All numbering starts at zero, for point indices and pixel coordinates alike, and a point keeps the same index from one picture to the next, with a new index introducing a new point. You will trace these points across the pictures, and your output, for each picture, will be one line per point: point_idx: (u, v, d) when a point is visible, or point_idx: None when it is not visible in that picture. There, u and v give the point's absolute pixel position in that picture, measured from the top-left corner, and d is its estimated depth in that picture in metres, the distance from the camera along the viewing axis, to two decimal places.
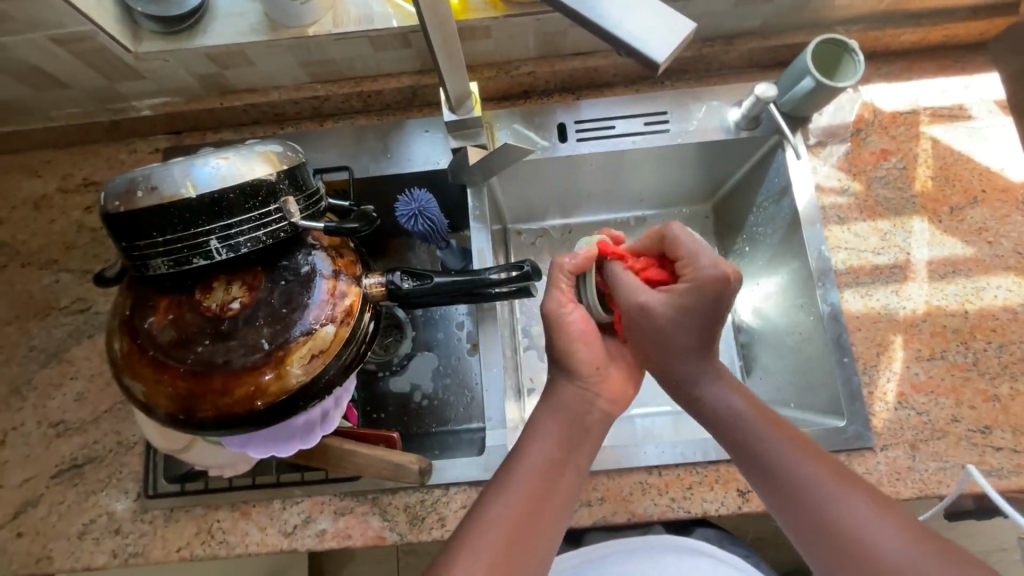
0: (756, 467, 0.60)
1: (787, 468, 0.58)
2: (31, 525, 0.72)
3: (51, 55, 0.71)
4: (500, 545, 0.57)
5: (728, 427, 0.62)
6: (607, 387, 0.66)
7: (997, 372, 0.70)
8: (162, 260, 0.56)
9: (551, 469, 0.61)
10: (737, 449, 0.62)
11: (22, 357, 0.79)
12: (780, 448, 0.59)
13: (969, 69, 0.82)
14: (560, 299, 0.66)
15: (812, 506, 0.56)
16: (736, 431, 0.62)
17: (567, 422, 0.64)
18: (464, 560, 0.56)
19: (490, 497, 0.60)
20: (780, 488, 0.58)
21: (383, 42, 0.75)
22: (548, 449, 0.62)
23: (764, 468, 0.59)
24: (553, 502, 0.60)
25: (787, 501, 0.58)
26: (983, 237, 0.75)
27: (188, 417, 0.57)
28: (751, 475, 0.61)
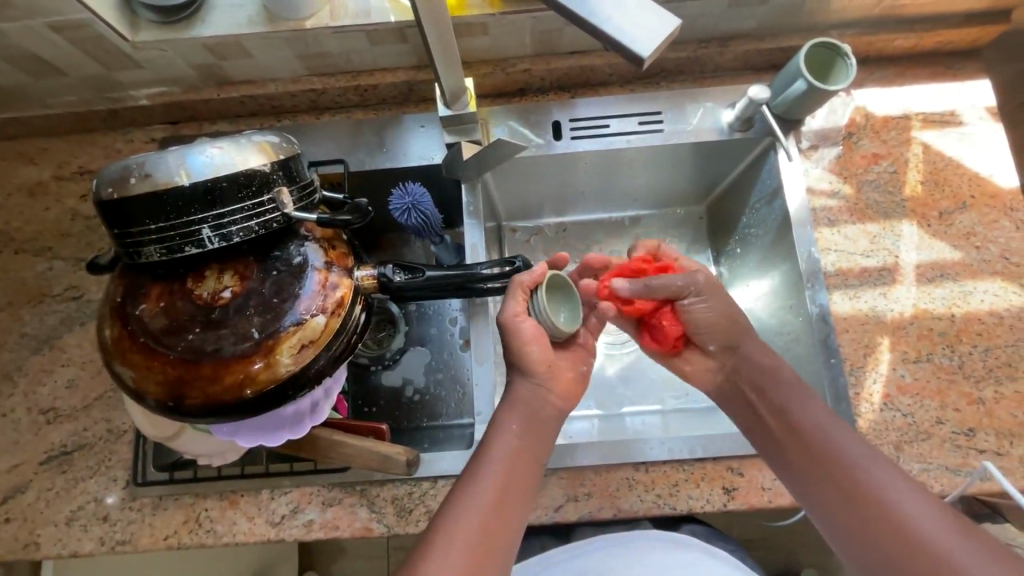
0: (820, 462, 0.63)
1: (851, 463, 0.62)
2: (20, 511, 0.72)
3: (49, 42, 0.71)
4: (475, 529, 0.58)
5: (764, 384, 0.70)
6: (560, 385, 0.70)
7: (982, 375, 0.71)
8: (154, 248, 0.57)
9: (518, 459, 0.63)
10: (802, 444, 0.65)
11: (13, 344, 0.79)
12: (846, 444, 0.63)
13: (961, 76, 0.83)
14: (511, 309, 0.69)
15: (870, 498, 0.59)
16: (799, 428, 0.65)
17: (527, 415, 0.66)
18: (441, 545, 0.57)
19: (461, 486, 0.61)
20: (842, 483, 0.61)
21: (380, 36, 0.76)
22: (515, 440, 0.64)
23: (832, 463, 0.62)
24: (524, 487, 0.62)
25: (847, 498, 0.61)
26: (971, 242, 0.76)
27: (177, 404, 0.57)
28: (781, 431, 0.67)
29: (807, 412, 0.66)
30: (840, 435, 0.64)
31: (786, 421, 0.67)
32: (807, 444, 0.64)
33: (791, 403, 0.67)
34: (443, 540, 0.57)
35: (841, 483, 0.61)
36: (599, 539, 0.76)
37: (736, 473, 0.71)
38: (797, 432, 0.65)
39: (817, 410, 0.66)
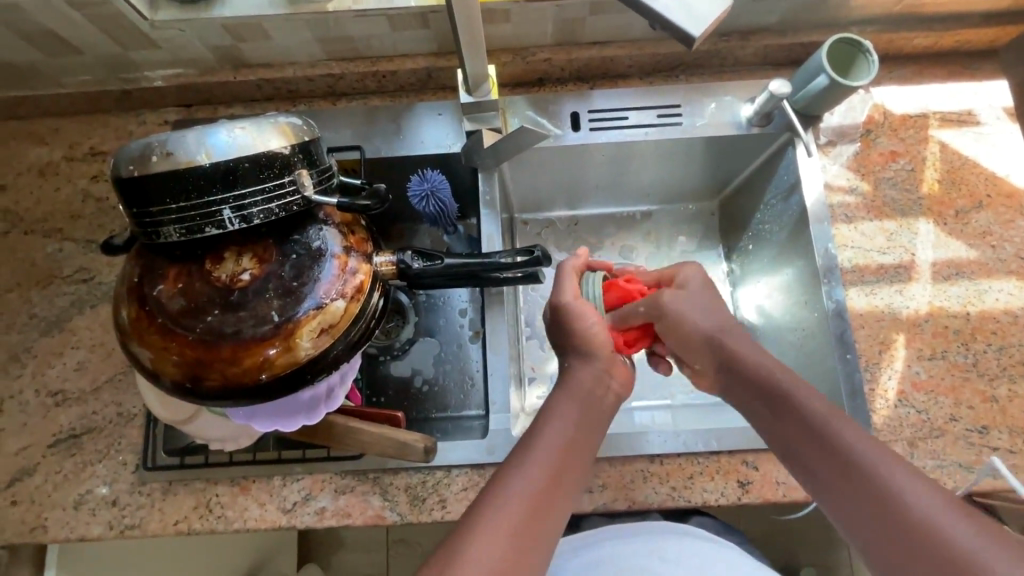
0: (816, 450, 0.56)
1: (850, 449, 0.54)
2: (27, 495, 0.72)
3: (66, 18, 0.70)
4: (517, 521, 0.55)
5: (765, 394, 0.61)
6: (620, 372, 0.68)
7: (995, 373, 0.71)
8: (174, 228, 0.56)
9: (569, 448, 0.61)
10: (770, 414, 0.60)
11: (22, 325, 0.78)
12: (844, 429, 0.55)
13: (979, 76, 0.83)
14: (572, 291, 0.71)
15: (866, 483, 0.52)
16: (791, 418, 0.58)
17: (582, 403, 0.64)
18: (480, 538, 0.53)
19: (507, 475, 0.58)
20: (831, 469, 0.55)
21: (401, 21, 0.75)
22: (566, 428, 0.62)
23: (829, 451, 0.55)
24: (571, 479, 0.60)
25: (842, 485, 0.54)
26: (986, 241, 0.76)
27: (195, 385, 0.57)
28: (792, 447, 0.58)
29: (814, 416, 0.57)
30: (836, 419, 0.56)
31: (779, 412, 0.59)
32: (801, 430, 0.57)
33: (780, 387, 0.60)
34: (480, 534, 0.54)
35: (813, 452, 0.56)
36: (610, 528, 0.76)
37: (750, 467, 0.71)
38: (787, 418, 0.59)
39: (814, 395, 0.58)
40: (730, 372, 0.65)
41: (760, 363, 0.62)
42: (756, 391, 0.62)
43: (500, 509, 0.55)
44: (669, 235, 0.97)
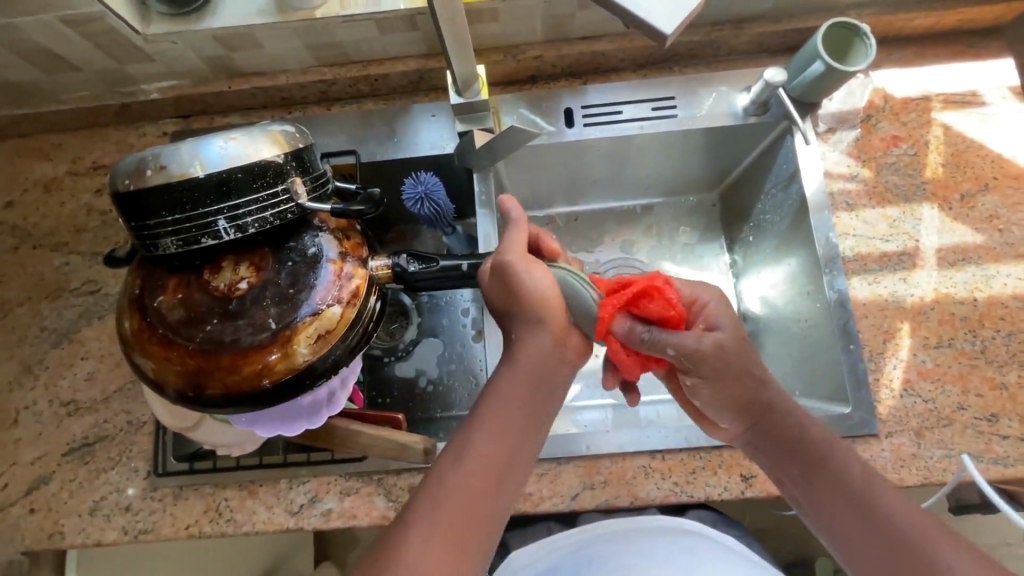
0: (851, 515, 0.58)
1: (882, 509, 0.57)
2: (44, 502, 0.74)
3: (62, 36, 0.71)
4: (453, 529, 0.54)
5: (798, 446, 0.62)
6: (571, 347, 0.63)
7: (1005, 360, 0.70)
8: (171, 239, 0.57)
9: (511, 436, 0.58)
10: (806, 463, 0.61)
11: (34, 337, 0.80)
12: (880, 491, 0.58)
13: (982, 55, 0.81)
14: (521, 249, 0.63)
15: (890, 538, 0.56)
16: (829, 479, 0.60)
17: (531, 380, 0.59)
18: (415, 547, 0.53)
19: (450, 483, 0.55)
20: (865, 523, 0.57)
21: (389, 24, 0.75)
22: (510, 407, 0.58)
23: (867, 514, 0.57)
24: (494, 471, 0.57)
25: (870, 541, 0.56)
26: (993, 225, 0.75)
27: (197, 394, 0.58)
28: (825, 500, 0.60)
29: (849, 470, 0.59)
30: (873, 480, 0.58)
31: (814, 479, 0.61)
32: (838, 497, 0.59)
33: (818, 453, 0.61)
34: (416, 541, 0.53)
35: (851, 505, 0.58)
36: (598, 527, 0.74)
37: (754, 460, 0.70)
38: (822, 476, 0.60)
39: (851, 457, 0.60)
40: (765, 435, 0.64)
41: (795, 424, 0.63)
42: (796, 457, 0.62)
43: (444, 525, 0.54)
44: (670, 227, 0.96)
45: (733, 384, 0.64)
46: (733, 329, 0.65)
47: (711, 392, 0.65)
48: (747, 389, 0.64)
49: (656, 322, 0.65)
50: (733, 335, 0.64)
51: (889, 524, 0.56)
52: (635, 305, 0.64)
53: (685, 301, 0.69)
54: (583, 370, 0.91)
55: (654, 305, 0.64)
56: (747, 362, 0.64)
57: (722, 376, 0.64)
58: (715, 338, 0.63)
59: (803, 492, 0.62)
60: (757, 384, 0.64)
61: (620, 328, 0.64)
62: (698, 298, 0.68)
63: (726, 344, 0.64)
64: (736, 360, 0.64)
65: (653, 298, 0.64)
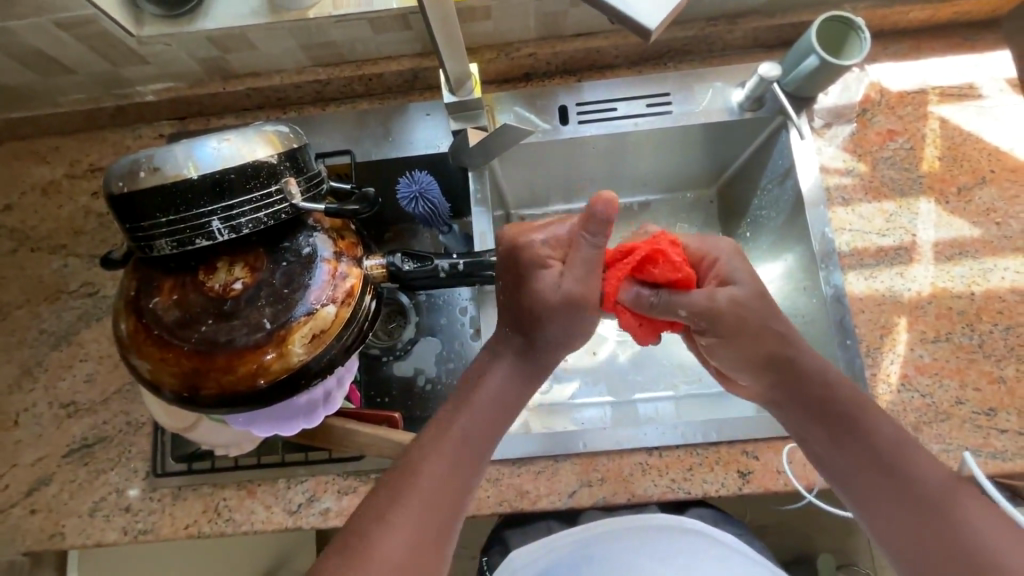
0: (875, 473, 0.57)
1: (908, 471, 0.56)
2: (44, 503, 0.74)
3: (56, 39, 0.72)
4: (434, 504, 0.55)
5: (824, 406, 0.60)
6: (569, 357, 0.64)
7: (1003, 354, 0.69)
8: (166, 241, 0.57)
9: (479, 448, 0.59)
10: (830, 424, 0.59)
11: (33, 339, 0.80)
12: (908, 453, 0.57)
13: (978, 47, 0.80)
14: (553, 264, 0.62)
15: (915, 497, 0.55)
16: (857, 440, 0.58)
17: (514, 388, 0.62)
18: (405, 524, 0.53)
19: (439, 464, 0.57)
20: (889, 484, 0.56)
21: (383, 23, 0.75)
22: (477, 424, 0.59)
23: (893, 475, 0.56)
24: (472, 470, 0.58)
25: (894, 501, 0.55)
26: (991, 218, 0.74)
27: (193, 394, 0.58)
28: (849, 461, 0.58)
29: (877, 431, 0.58)
30: (902, 442, 0.57)
31: (842, 437, 0.58)
32: (866, 456, 0.57)
33: (847, 412, 0.59)
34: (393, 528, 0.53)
35: (877, 465, 0.57)
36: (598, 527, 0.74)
37: (751, 457, 0.70)
38: (849, 437, 0.58)
39: (881, 419, 0.58)
40: (791, 390, 0.61)
41: (824, 380, 0.60)
42: (824, 418, 0.59)
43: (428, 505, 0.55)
44: (667, 224, 0.96)
45: (759, 340, 0.61)
46: (751, 285, 0.62)
47: (727, 351, 0.64)
48: (773, 344, 0.61)
49: (665, 284, 0.63)
50: (751, 289, 0.62)
51: (914, 483, 0.55)
52: (641, 268, 0.63)
53: (693, 256, 0.65)
54: (581, 367, 0.91)
55: (660, 267, 0.62)
56: (769, 317, 0.61)
57: (738, 336, 0.61)
58: (728, 291, 0.62)
59: (823, 453, 0.60)
60: (782, 340, 0.61)
61: (626, 297, 0.63)
62: (708, 254, 0.65)
63: (743, 299, 0.62)
64: (761, 315, 0.61)
65: (659, 263, 0.62)
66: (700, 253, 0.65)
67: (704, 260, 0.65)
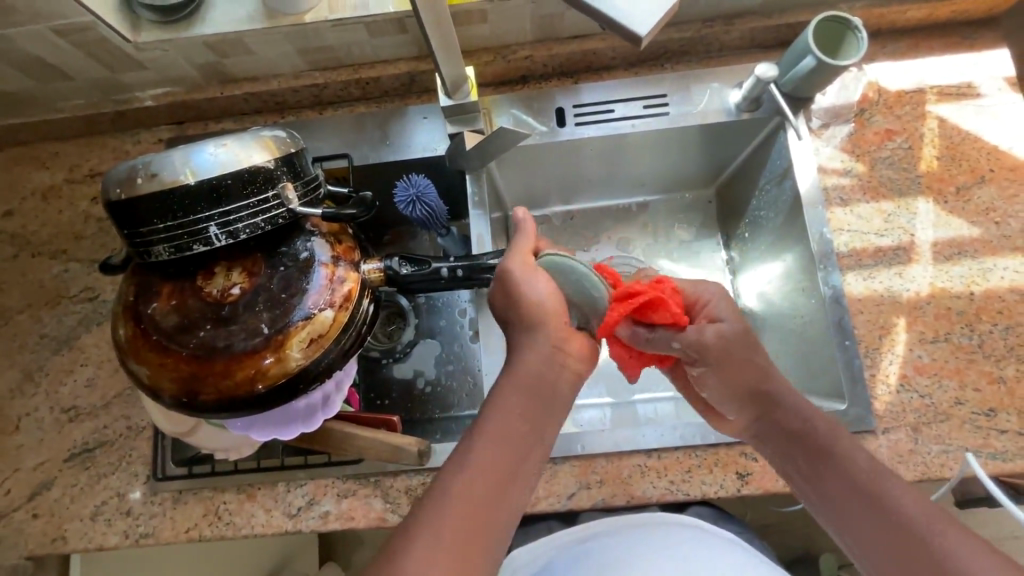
0: (857, 505, 0.56)
1: (889, 501, 0.54)
2: (46, 507, 0.75)
3: (53, 46, 0.72)
4: (462, 512, 0.52)
5: (800, 438, 0.61)
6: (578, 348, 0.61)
7: (1002, 354, 0.69)
8: (163, 246, 0.57)
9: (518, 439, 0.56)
10: (809, 455, 0.60)
11: (34, 344, 0.81)
12: (889, 483, 0.55)
13: (977, 46, 0.80)
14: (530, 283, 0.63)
15: (892, 527, 0.53)
16: (833, 472, 0.58)
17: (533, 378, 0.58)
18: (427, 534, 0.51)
19: (461, 469, 0.54)
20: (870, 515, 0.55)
21: (379, 27, 0.75)
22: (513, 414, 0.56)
23: (872, 505, 0.55)
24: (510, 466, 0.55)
25: (874, 534, 0.54)
26: (990, 217, 0.74)
27: (192, 399, 0.58)
28: (830, 493, 0.58)
29: (856, 461, 0.57)
30: (880, 473, 0.56)
31: (817, 470, 0.59)
32: (842, 488, 0.57)
33: (819, 444, 0.60)
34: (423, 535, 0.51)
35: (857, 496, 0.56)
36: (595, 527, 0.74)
37: (749, 458, 0.70)
38: (828, 468, 0.58)
39: (857, 451, 0.58)
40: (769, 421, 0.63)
41: (801, 414, 0.62)
42: (801, 450, 0.61)
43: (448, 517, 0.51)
44: (665, 225, 0.96)
45: (737, 374, 0.64)
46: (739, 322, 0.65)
47: (716, 381, 0.65)
48: (750, 377, 0.64)
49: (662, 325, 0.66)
50: (735, 325, 0.64)
51: (889, 512, 0.54)
52: (642, 311, 0.65)
53: (687, 298, 0.68)
54: None
55: (658, 312, 0.65)
56: (752, 350, 0.64)
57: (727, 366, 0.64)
58: (716, 330, 0.64)
59: (804, 486, 0.60)
60: (762, 373, 0.64)
61: (622, 332, 0.66)
62: (700, 296, 0.67)
63: (728, 335, 0.64)
64: (740, 348, 0.64)
65: (660, 309, 0.64)
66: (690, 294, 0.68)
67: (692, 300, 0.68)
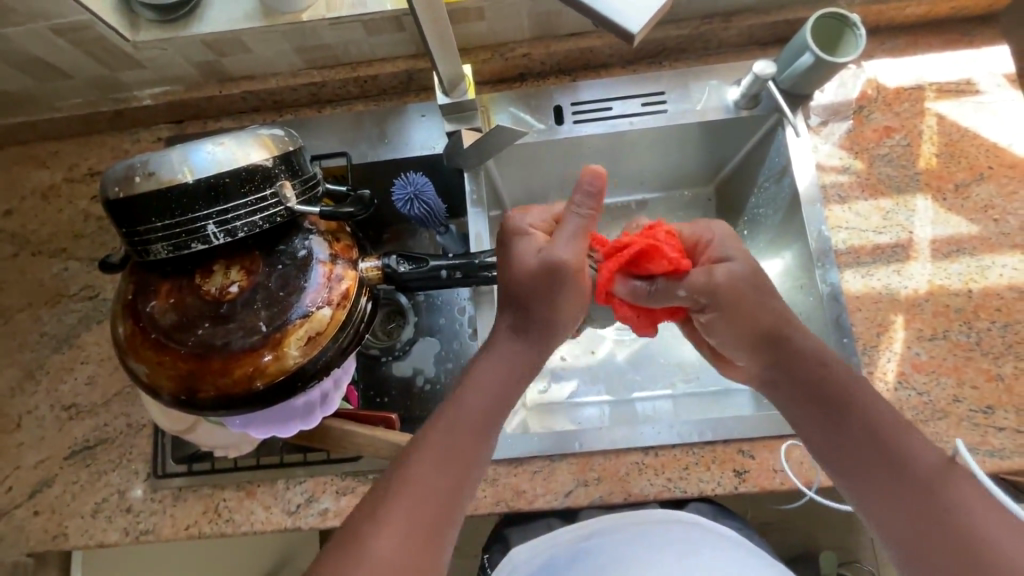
0: (870, 454, 0.55)
1: (901, 453, 0.54)
2: (47, 504, 0.75)
3: (51, 45, 0.72)
4: (433, 493, 0.54)
5: (819, 388, 0.59)
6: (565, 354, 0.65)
7: (1000, 351, 0.69)
8: (161, 245, 0.58)
9: (488, 431, 0.58)
10: (825, 404, 0.58)
11: (34, 342, 0.81)
12: (907, 439, 0.55)
13: (976, 42, 0.80)
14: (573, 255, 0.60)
15: (910, 480, 0.53)
16: (853, 422, 0.57)
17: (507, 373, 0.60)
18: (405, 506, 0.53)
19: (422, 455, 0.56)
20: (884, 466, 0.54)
21: (376, 25, 0.75)
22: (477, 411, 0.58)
23: (885, 455, 0.54)
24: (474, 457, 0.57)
25: (885, 487, 0.54)
26: (989, 215, 0.74)
27: (190, 397, 0.59)
28: (844, 442, 0.57)
29: (873, 413, 0.56)
30: (900, 429, 0.55)
31: (837, 421, 0.57)
32: (860, 438, 0.56)
33: (842, 395, 0.58)
34: (398, 511, 0.53)
35: (871, 446, 0.55)
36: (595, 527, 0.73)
37: (747, 455, 0.71)
38: (847, 419, 0.57)
39: (878, 404, 0.57)
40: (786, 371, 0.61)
41: (822, 363, 0.60)
42: (819, 399, 0.59)
43: (417, 498, 0.53)
44: (664, 223, 0.96)
45: (758, 316, 0.62)
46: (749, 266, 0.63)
47: (728, 330, 0.64)
48: (771, 324, 0.61)
49: (662, 275, 0.65)
50: (747, 269, 0.62)
51: (910, 466, 0.53)
52: (638, 263, 0.65)
53: (688, 242, 0.68)
54: (580, 366, 0.91)
55: (654, 263, 0.64)
56: (767, 297, 0.62)
57: (739, 310, 0.61)
58: (725, 269, 0.62)
59: (818, 433, 0.59)
60: (781, 319, 0.62)
61: (622, 289, 0.67)
62: (700, 239, 0.67)
63: (740, 277, 0.62)
64: (756, 291, 0.62)
65: (659, 258, 0.64)
66: (689, 237, 0.67)
67: (692, 244, 0.67)
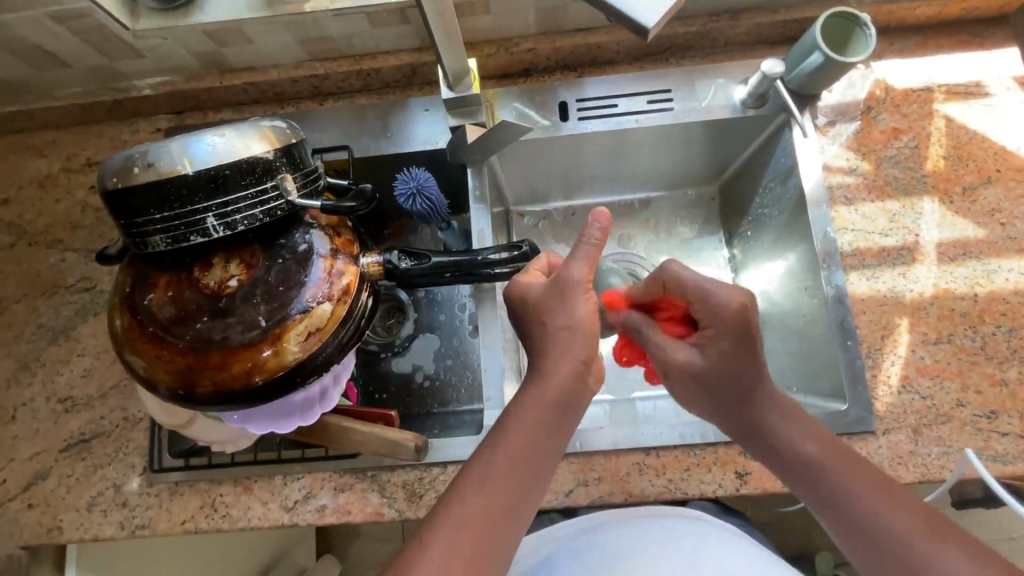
0: (843, 523, 0.55)
1: (874, 524, 0.53)
2: (42, 497, 0.74)
3: (50, 33, 0.71)
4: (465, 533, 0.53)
5: (791, 461, 0.59)
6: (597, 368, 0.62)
7: (1005, 356, 0.69)
8: (160, 237, 0.57)
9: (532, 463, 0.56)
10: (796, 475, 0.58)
11: (30, 334, 0.80)
12: (878, 507, 0.54)
13: (986, 44, 0.79)
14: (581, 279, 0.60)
15: (878, 543, 0.53)
16: (824, 492, 0.56)
17: (558, 407, 0.58)
18: (436, 547, 0.52)
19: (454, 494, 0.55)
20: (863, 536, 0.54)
21: (381, 18, 0.74)
22: (531, 429, 0.57)
23: (857, 526, 0.54)
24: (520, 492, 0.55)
25: (870, 553, 0.53)
26: (995, 219, 0.73)
27: (188, 392, 0.58)
28: (821, 511, 0.57)
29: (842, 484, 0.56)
30: (869, 498, 0.54)
31: (815, 494, 0.57)
32: (834, 507, 0.56)
33: (818, 464, 0.57)
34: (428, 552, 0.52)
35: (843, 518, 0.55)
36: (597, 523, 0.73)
37: (748, 457, 0.70)
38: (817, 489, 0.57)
39: (845, 472, 0.56)
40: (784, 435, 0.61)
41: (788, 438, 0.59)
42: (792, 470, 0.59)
43: (449, 533, 0.52)
44: (668, 222, 0.95)
45: (716, 393, 0.60)
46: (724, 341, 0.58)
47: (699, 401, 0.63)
48: (731, 399, 0.60)
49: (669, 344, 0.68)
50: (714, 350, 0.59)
51: (880, 530, 0.53)
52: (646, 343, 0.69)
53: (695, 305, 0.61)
54: None
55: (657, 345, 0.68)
56: (727, 377, 0.59)
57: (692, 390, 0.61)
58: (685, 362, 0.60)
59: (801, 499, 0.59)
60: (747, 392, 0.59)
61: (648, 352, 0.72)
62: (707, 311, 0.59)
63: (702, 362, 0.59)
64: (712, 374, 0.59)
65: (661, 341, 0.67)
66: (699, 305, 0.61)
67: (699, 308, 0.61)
